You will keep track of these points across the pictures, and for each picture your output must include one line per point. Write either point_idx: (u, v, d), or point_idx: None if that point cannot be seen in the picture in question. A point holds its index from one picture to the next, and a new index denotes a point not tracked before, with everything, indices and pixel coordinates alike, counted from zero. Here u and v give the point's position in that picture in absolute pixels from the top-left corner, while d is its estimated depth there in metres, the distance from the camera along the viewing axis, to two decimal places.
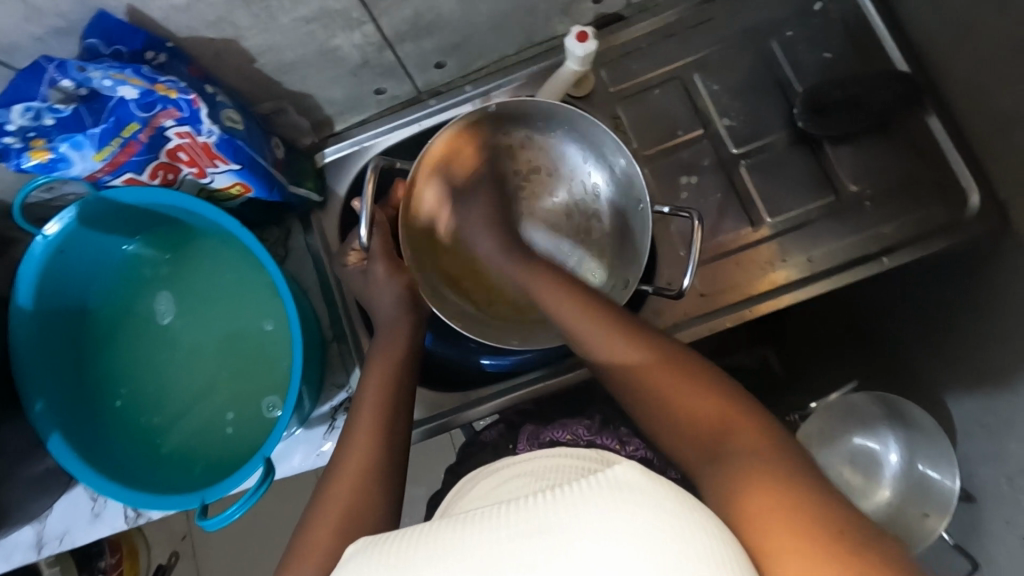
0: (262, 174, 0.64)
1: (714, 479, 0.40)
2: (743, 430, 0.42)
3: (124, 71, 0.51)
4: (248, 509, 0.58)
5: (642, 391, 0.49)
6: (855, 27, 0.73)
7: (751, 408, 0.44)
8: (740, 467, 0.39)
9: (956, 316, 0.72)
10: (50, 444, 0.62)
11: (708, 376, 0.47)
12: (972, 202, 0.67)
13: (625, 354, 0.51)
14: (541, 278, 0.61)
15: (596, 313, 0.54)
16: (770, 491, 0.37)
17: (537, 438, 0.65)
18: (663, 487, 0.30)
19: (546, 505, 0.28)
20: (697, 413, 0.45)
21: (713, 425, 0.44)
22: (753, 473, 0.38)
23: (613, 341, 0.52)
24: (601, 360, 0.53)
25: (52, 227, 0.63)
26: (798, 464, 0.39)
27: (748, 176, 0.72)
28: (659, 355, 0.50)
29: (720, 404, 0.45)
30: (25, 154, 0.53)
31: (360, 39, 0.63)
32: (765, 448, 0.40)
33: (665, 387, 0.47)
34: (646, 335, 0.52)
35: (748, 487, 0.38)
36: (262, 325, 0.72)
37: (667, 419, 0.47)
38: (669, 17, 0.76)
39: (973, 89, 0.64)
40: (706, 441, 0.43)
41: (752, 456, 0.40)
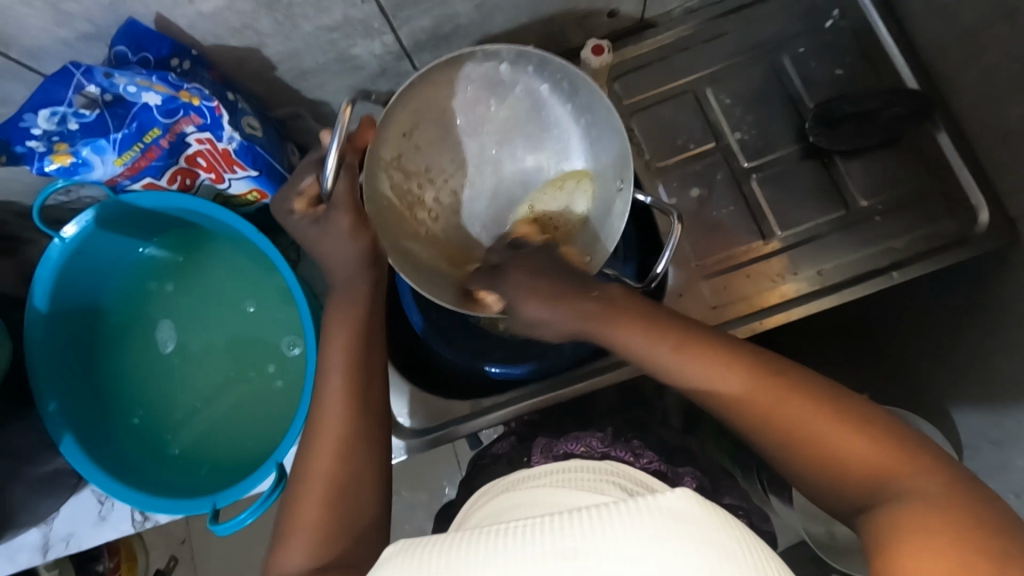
0: (279, 180, 0.65)
1: (872, 526, 0.38)
2: (916, 477, 0.39)
3: (149, 78, 0.52)
4: (259, 515, 0.58)
5: (793, 436, 0.44)
6: (865, 44, 0.74)
7: (910, 442, 0.41)
8: (903, 509, 0.37)
9: (962, 330, 0.72)
10: (63, 446, 0.62)
11: (853, 405, 0.44)
12: (981, 218, 0.67)
13: (751, 387, 0.47)
14: (638, 327, 0.52)
15: (692, 344, 0.50)
16: (937, 530, 0.35)
17: (552, 451, 0.65)
18: (705, 516, 0.29)
19: (579, 526, 0.28)
20: (856, 459, 0.42)
21: (875, 473, 0.41)
22: (914, 521, 0.36)
23: (721, 378, 0.48)
24: (699, 395, 0.49)
25: (69, 229, 0.63)
26: (963, 486, 0.38)
27: (759, 188, 0.73)
28: (796, 390, 0.45)
29: (878, 444, 0.42)
30: (47, 158, 0.54)
31: (379, 48, 0.64)
32: (942, 493, 0.37)
33: (806, 423, 0.44)
34: (769, 365, 0.47)
35: (906, 539, 0.35)
36: (245, 306, 0.73)
37: (821, 468, 0.43)
38: (681, 32, 0.77)
39: (982, 105, 0.65)
40: (868, 490, 0.41)
41: (929, 504, 0.37)
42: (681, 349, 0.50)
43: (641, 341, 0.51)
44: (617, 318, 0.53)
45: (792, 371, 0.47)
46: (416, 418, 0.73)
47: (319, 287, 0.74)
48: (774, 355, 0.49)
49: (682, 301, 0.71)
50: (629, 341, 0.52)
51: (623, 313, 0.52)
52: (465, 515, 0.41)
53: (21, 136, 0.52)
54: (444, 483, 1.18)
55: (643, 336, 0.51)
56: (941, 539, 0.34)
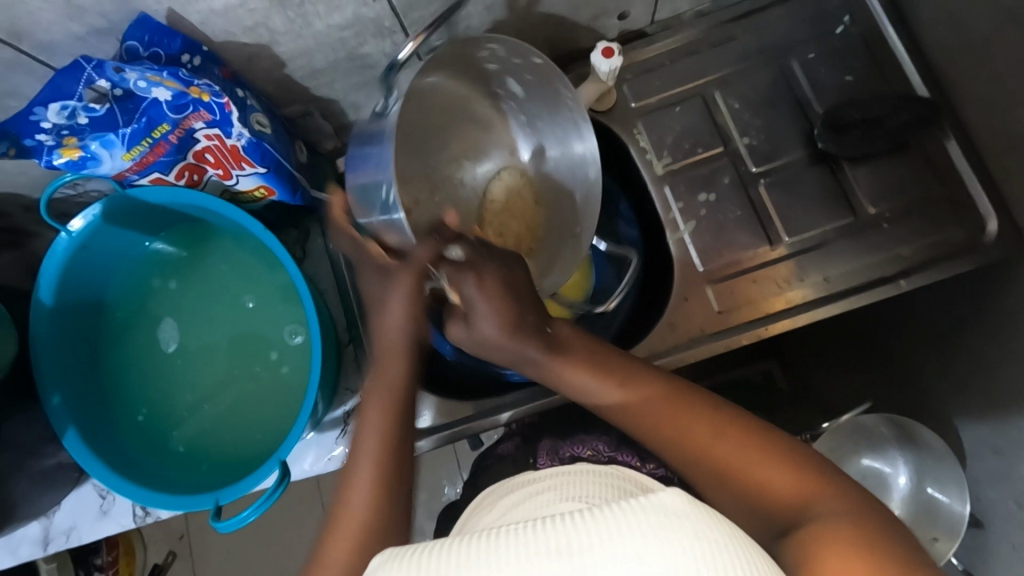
0: (286, 177, 0.65)
1: (787, 546, 0.38)
2: (826, 499, 0.40)
3: (160, 74, 0.52)
4: (262, 512, 0.58)
5: (710, 464, 0.45)
6: (876, 50, 0.74)
7: (828, 474, 0.42)
8: (816, 532, 0.37)
9: (967, 339, 0.72)
10: (65, 440, 0.62)
11: (771, 439, 0.45)
12: (990, 227, 0.67)
13: (671, 415, 0.49)
14: (579, 362, 0.54)
15: (625, 379, 0.52)
16: (844, 550, 0.36)
17: (559, 454, 0.67)
18: (698, 514, 0.29)
19: (569, 525, 0.28)
20: (772, 483, 0.42)
21: (793, 500, 0.41)
22: (831, 539, 0.37)
23: (643, 410, 0.50)
24: (629, 426, 0.51)
25: (76, 222, 0.63)
26: (876, 519, 0.38)
27: (767, 193, 0.73)
28: (717, 419, 0.47)
29: (797, 473, 0.42)
30: (56, 152, 0.54)
31: (389, 47, 0.64)
32: (850, 519, 0.38)
33: (726, 450, 0.45)
34: (692, 397, 0.49)
35: (826, 553, 0.36)
36: (244, 301, 0.73)
37: (734, 493, 0.43)
38: (691, 35, 0.77)
39: (992, 114, 0.65)
40: (782, 517, 0.41)
41: (841, 524, 0.38)
42: (610, 384, 0.52)
43: (584, 377, 0.53)
44: (562, 357, 0.55)
45: (709, 403, 0.49)
46: (419, 418, 0.72)
47: (324, 284, 0.74)
48: (702, 390, 0.51)
49: (688, 305, 0.71)
50: (572, 378, 0.54)
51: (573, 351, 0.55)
52: (465, 521, 0.41)
53: (30, 129, 0.53)
54: (444, 483, 1.18)
55: (583, 371, 0.54)
56: (854, 560, 0.35)
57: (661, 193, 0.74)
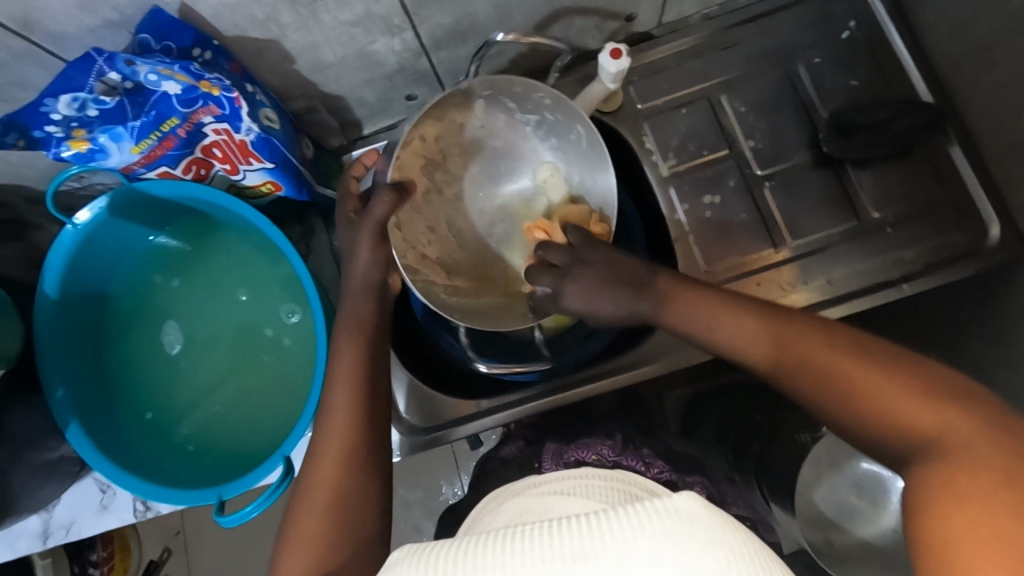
0: (293, 173, 0.65)
1: (914, 479, 0.35)
2: (980, 436, 0.34)
3: (171, 67, 0.52)
4: (265, 508, 0.58)
5: (822, 387, 0.43)
6: (881, 55, 0.74)
7: (969, 394, 0.36)
8: (945, 461, 0.33)
9: (968, 343, 0.73)
10: (69, 433, 0.62)
11: (893, 358, 0.40)
12: (992, 232, 0.68)
13: (763, 339, 0.48)
14: (705, 311, 0.52)
15: (745, 311, 0.50)
16: (990, 485, 0.31)
17: (563, 458, 0.64)
18: (712, 518, 0.29)
19: (582, 528, 0.28)
20: (895, 408, 0.38)
21: (918, 425, 0.36)
22: (959, 471, 0.32)
23: (763, 339, 0.48)
24: (747, 359, 0.50)
25: (82, 214, 0.63)
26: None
27: (771, 196, 0.73)
28: (825, 340, 0.44)
29: (924, 394, 0.37)
30: (65, 144, 0.54)
31: (398, 44, 0.64)
32: (991, 446, 0.33)
33: (846, 368, 0.41)
34: (854, 338, 0.44)
35: (950, 487, 0.32)
36: (239, 295, 0.73)
37: (857, 417, 0.40)
38: (698, 38, 0.77)
39: (995, 120, 0.65)
40: (906, 444, 0.37)
41: (988, 466, 0.32)
42: (748, 318, 0.50)
43: (688, 310, 0.53)
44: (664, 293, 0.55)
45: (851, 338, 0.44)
46: (423, 416, 0.73)
47: (329, 281, 0.74)
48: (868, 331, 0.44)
49: None
50: (685, 315, 0.54)
51: (681, 289, 0.55)
52: (474, 520, 0.41)
53: (40, 121, 0.52)
54: (441, 481, 1.18)
55: (691, 309, 0.53)
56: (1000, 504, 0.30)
57: (666, 194, 0.74)
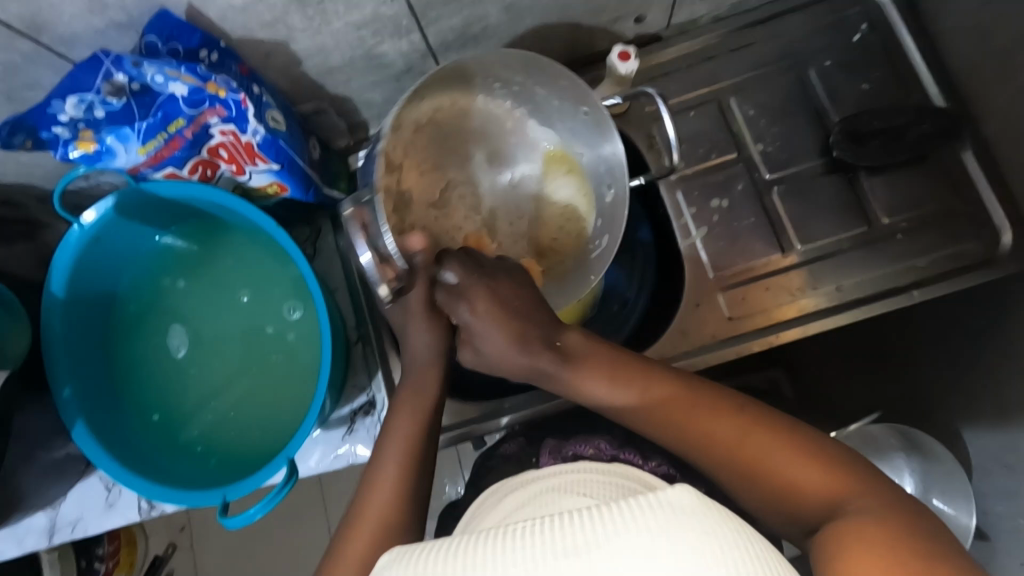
0: (299, 174, 0.65)
1: (823, 545, 0.39)
2: (857, 497, 0.40)
3: (178, 69, 0.52)
4: (270, 509, 0.58)
5: (724, 460, 0.46)
6: (894, 59, 0.73)
7: (843, 461, 0.43)
8: (848, 528, 0.38)
9: (979, 351, 0.72)
10: (75, 432, 0.62)
11: (781, 426, 0.46)
12: (1004, 240, 0.67)
13: (660, 402, 0.51)
14: (611, 370, 0.53)
15: (634, 372, 0.53)
16: (887, 546, 0.36)
17: (560, 452, 0.66)
18: (708, 510, 0.29)
19: (574, 516, 0.28)
20: (795, 479, 0.43)
21: (820, 495, 0.42)
22: (859, 536, 0.37)
23: (654, 406, 0.51)
24: (643, 425, 0.52)
25: (89, 215, 0.63)
26: (903, 502, 0.39)
27: (780, 201, 0.72)
28: (715, 408, 0.49)
29: (815, 462, 0.43)
30: (72, 145, 0.54)
31: (406, 46, 0.64)
32: (880, 511, 0.38)
33: (736, 440, 0.46)
34: (742, 408, 0.48)
35: (856, 551, 0.36)
36: (240, 297, 0.73)
37: (757, 488, 0.45)
38: (708, 40, 0.76)
39: (1012, 126, 0.64)
40: (813, 511, 0.42)
41: (871, 523, 0.38)
42: (637, 384, 0.52)
43: (592, 376, 0.53)
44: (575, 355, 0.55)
45: (744, 406, 0.48)
46: (436, 417, 0.72)
47: (335, 282, 0.74)
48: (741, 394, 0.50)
49: (701, 310, 0.71)
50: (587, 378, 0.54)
51: (587, 353, 0.55)
52: (473, 518, 0.42)
53: (47, 121, 0.53)
54: (445, 482, 1.18)
55: (592, 377, 0.53)
56: (878, 547, 0.35)
57: (674, 199, 0.74)
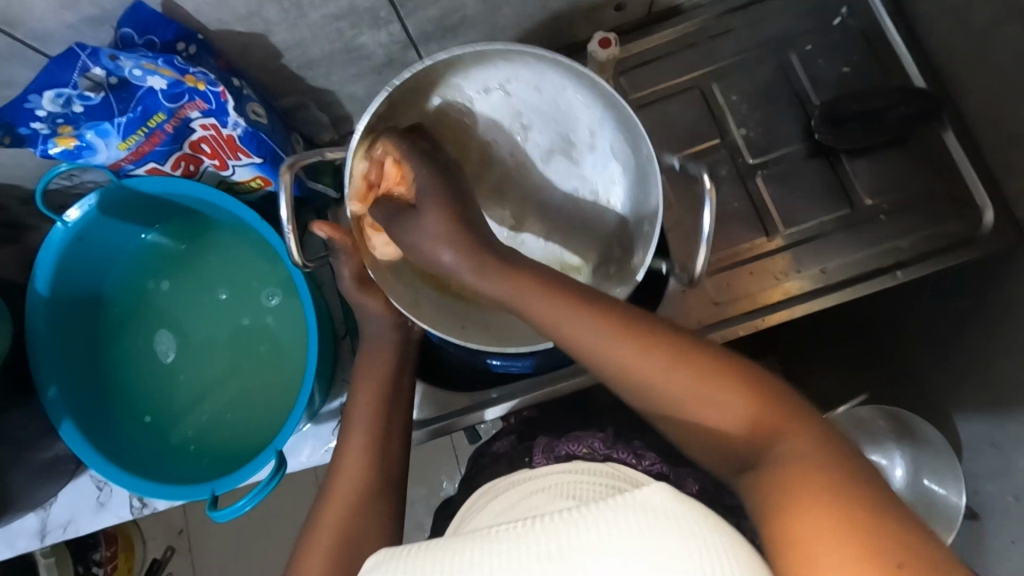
0: (282, 168, 0.66)
1: (759, 492, 0.39)
2: (795, 436, 0.40)
3: (155, 61, 0.51)
4: (258, 502, 0.58)
5: (662, 402, 0.45)
6: (873, 42, 0.74)
7: (785, 400, 0.42)
8: (783, 479, 0.38)
9: (966, 331, 0.72)
10: (62, 431, 0.62)
11: (724, 364, 0.44)
12: (986, 218, 0.67)
13: (610, 342, 0.46)
14: (555, 305, 0.48)
15: (577, 303, 0.48)
16: (826, 504, 0.35)
17: (553, 452, 0.64)
18: (693, 512, 0.29)
19: (562, 521, 0.28)
20: (733, 420, 0.42)
21: (753, 436, 0.41)
22: (802, 485, 0.37)
23: (610, 344, 0.46)
24: (582, 358, 0.48)
25: (72, 212, 0.63)
26: (840, 448, 0.39)
27: (764, 186, 0.73)
28: (668, 348, 0.45)
29: (756, 404, 0.42)
30: (51, 141, 0.54)
31: (385, 37, 0.64)
32: (816, 457, 0.38)
33: (685, 383, 0.44)
34: (682, 342, 0.46)
35: (797, 506, 0.36)
36: (221, 291, 0.73)
37: (699, 424, 0.44)
38: (689, 27, 0.77)
39: (991, 106, 0.65)
40: (745, 453, 0.42)
41: (811, 469, 0.37)
42: (582, 312, 0.47)
43: (537, 302, 0.49)
44: (518, 286, 0.50)
45: (704, 350, 0.45)
46: (424, 409, 0.74)
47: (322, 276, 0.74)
48: (679, 327, 0.47)
49: (687, 295, 0.71)
50: (527, 304, 0.49)
51: (533, 290, 0.49)
52: (463, 520, 0.42)
53: (25, 117, 0.52)
54: (443, 478, 1.18)
55: (565, 313, 0.48)
56: (824, 506, 0.35)
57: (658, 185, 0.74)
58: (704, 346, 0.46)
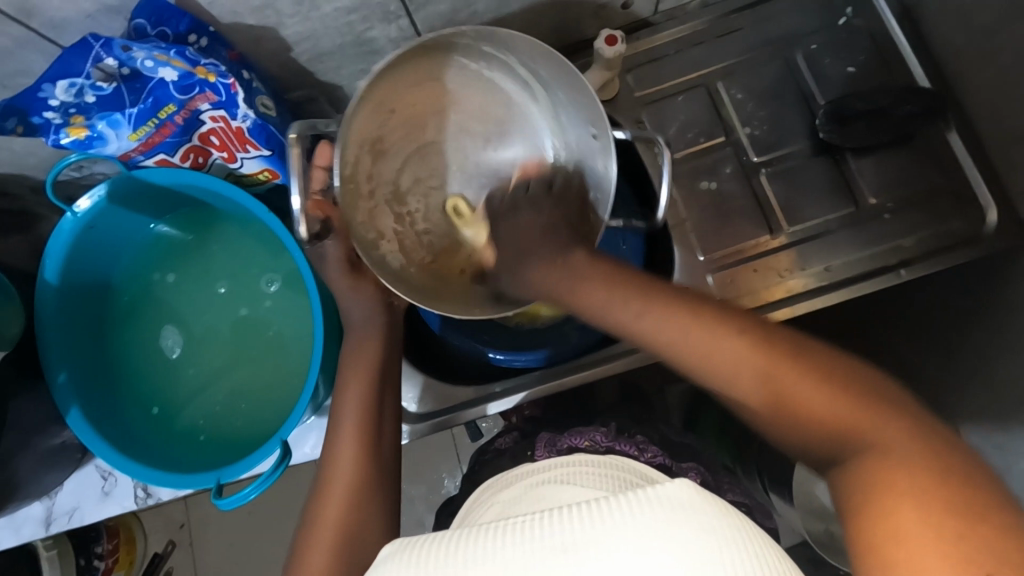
0: (290, 160, 0.66)
1: (845, 484, 0.34)
2: (885, 432, 0.34)
3: (167, 52, 0.52)
4: (262, 490, 0.59)
5: (748, 392, 0.40)
6: (879, 42, 0.74)
7: (884, 394, 0.36)
8: (875, 466, 0.33)
9: (970, 332, 0.72)
10: (69, 418, 0.62)
11: (825, 361, 0.39)
12: (989, 218, 0.68)
13: (673, 331, 0.44)
14: (614, 290, 0.49)
15: (655, 296, 0.47)
16: (919, 506, 0.30)
17: (555, 446, 0.65)
18: (707, 507, 0.29)
19: (576, 514, 0.29)
20: (821, 411, 0.37)
21: (844, 428, 0.36)
22: (891, 482, 0.32)
23: (683, 331, 0.43)
24: (662, 349, 0.45)
25: (82, 202, 0.64)
26: (946, 451, 0.32)
27: (768, 183, 0.73)
28: (743, 336, 0.41)
29: (851, 398, 0.36)
30: (64, 130, 0.55)
31: (395, 32, 0.65)
32: (915, 453, 0.32)
33: (789, 379, 0.38)
34: (757, 332, 0.41)
35: (882, 505, 0.31)
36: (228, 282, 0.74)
37: (778, 424, 0.39)
38: (695, 26, 0.77)
39: (997, 106, 0.65)
40: (831, 445, 0.36)
41: (904, 468, 0.32)
42: (650, 304, 0.46)
43: (593, 293, 0.50)
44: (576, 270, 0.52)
45: (770, 332, 0.41)
46: (423, 403, 0.73)
47: None
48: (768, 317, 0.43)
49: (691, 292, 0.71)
50: (586, 298, 0.51)
51: (592, 281, 0.51)
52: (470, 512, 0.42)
53: (38, 107, 0.53)
54: (444, 474, 1.18)
55: (608, 301, 0.49)
56: (918, 508, 0.30)
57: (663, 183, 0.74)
58: (785, 336, 0.41)
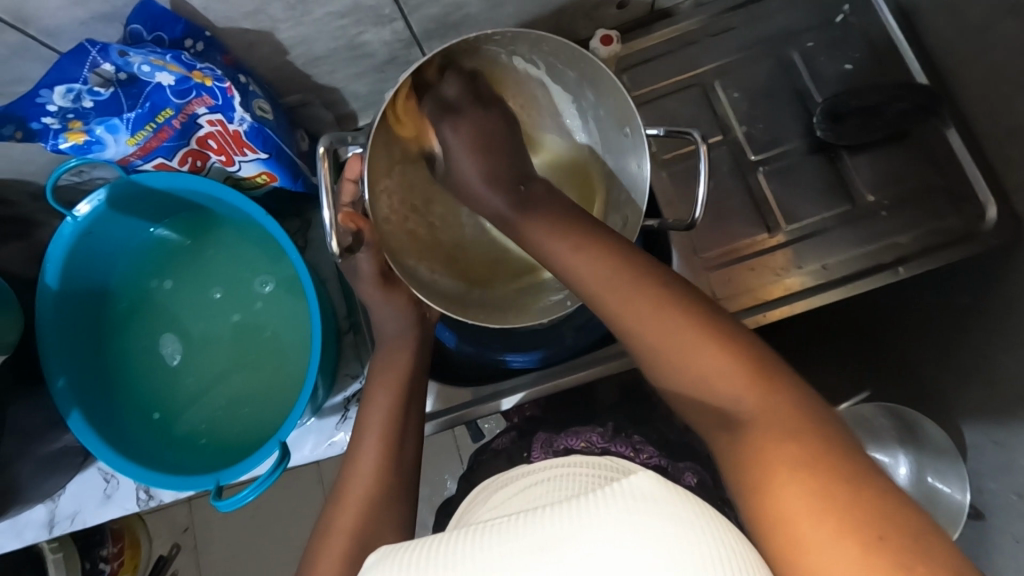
0: (286, 162, 0.66)
1: (737, 451, 0.41)
2: (782, 412, 0.41)
3: (164, 57, 0.52)
4: (259, 493, 0.60)
5: (671, 359, 0.47)
6: (875, 39, 0.74)
7: (784, 376, 0.44)
8: (759, 438, 0.40)
9: (969, 329, 0.72)
10: (70, 421, 0.62)
11: (746, 343, 0.45)
12: (989, 214, 0.67)
13: (626, 296, 0.50)
14: (574, 258, 0.55)
15: (611, 265, 0.53)
16: (806, 478, 0.37)
17: (552, 446, 0.65)
18: (692, 506, 0.29)
19: (566, 513, 0.28)
20: (728, 384, 0.44)
21: (746, 403, 0.43)
22: (781, 460, 0.38)
23: (635, 304, 0.50)
24: (610, 316, 0.52)
25: (81, 207, 0.64)
26: (829, 431, 0.40)
27: (765, 181, 0.73)
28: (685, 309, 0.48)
29: (759, 377, 0.43)
30: (62, 136, 0.56)
31: (389, 35, 0.65)
32: (801, 432, 0.39)
33: (710, 357, 0.45)
34: (698, 313, 0.48)
35: (774, 474, 0.38)
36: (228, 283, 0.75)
37: (689, 390, 0.46)
38: (691, 25, 0.77)
39: (993, 102, 0.65)
40: (727, 412, 0.43)
41: (794, 443, 0.39)
42: (605, 272, 0.53)
43: (556, 244, 0.56)
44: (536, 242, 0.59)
45: (708, 316, 0.48)
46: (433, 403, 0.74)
47: (325, 271, 0.75)
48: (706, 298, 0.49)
49: None
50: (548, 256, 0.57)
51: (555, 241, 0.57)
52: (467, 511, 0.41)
53: (36, 112, 0.53)
54: (446, 476, 1.19)
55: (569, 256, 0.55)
56: (805, 482, 0.36)
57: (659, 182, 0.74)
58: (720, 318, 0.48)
